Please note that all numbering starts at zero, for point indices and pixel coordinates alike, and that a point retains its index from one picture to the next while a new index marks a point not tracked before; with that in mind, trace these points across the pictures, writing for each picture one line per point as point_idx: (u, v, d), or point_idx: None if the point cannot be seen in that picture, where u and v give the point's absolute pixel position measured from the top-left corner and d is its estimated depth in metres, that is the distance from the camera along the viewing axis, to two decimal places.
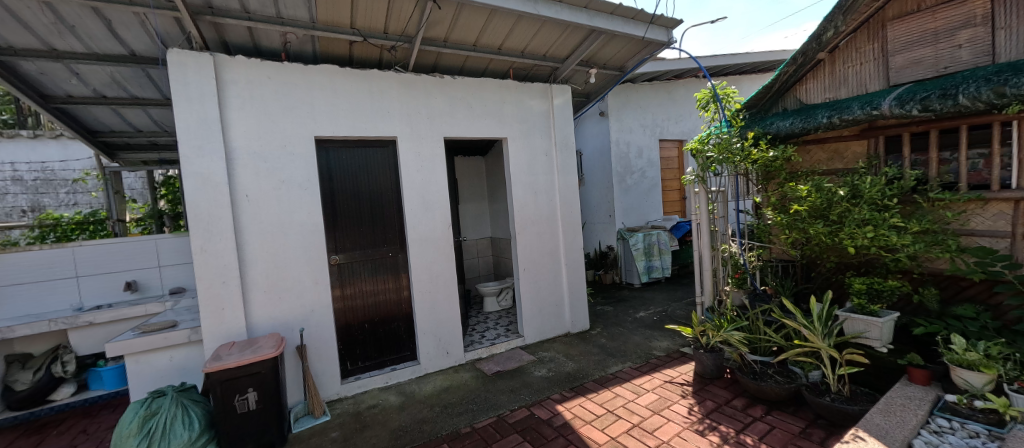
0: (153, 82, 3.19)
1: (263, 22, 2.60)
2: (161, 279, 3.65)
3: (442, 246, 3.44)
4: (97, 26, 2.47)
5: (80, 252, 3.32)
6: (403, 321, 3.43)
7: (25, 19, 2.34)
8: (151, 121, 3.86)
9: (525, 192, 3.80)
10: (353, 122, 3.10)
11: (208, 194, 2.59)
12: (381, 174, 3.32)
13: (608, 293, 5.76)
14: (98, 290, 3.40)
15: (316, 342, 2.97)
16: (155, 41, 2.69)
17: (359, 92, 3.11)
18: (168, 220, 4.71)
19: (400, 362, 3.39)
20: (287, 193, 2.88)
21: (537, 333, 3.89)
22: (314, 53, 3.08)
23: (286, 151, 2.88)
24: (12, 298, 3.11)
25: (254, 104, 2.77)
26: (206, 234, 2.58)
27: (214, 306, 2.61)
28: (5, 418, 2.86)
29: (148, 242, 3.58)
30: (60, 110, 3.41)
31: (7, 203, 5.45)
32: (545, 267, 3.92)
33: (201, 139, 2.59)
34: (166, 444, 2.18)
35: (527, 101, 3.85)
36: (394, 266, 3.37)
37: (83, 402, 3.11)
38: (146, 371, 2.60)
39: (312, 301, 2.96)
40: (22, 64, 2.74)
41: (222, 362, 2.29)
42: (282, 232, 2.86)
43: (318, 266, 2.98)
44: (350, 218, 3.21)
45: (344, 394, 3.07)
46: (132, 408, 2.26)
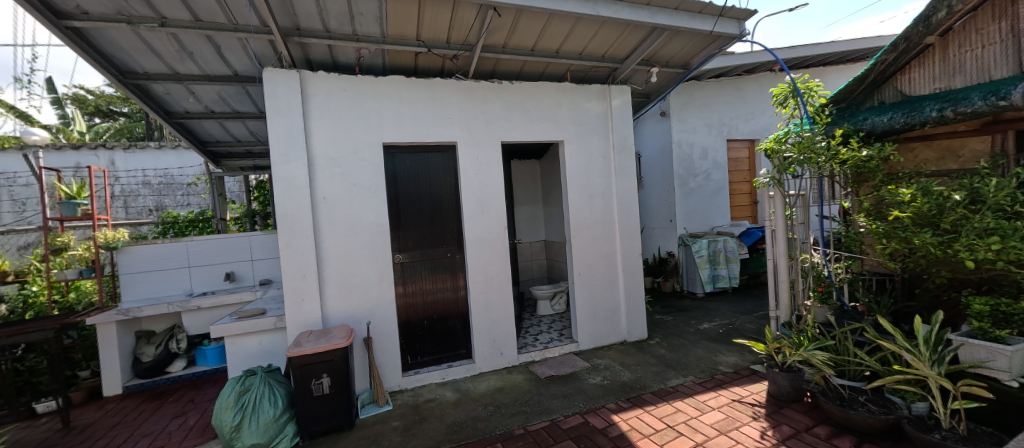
0: (250, 97, 3.62)
1: (340, 39, 2.85)
2: (253, 271, 4.11)
3: (497, 248, 3.51)
4: (209, 51, 2.88)
5: (192, 245, 3.85)
6: (459, 319, 3.54)
7: (158, 49, 2.79)
8: (248, 132, 4.37)
9: (580, 196, 3.75)
10: (417, 129, 3.28)
11: (293, 197, 2.89)
12: (441, 177, 3.47)
13: (667, 301, 5.48)
14: (205, 279, 3.91)
15: (381, 336, 3.16)
16: (253, 61, 3.06)
17: (423, 100, 3.29)
18: (259, 219, 5.32)
19: (456, 359, 3.50)
20: (358, 196, 3.11)
21: (592, 340, 3.81)
22: (384, 65, 3.31)
23: (357, 157, 3.11)
24: (142, 283, 3.70)
25: (331, 114, 3.04)
26: (290, 232, 2.88)
27: (295, 297, 2.89)
28: (135, 384, 3.41)
29: (244, 238, 4.05)
30: (180, 124, 3.99)
31: (139, 203, 6.49)
32: (601, 272, 3.83)
33: (287, 147, 2.89)
34: (255, 419, 2.45)
35: (584, 103, 3.80)
36: (452, 266, 3.50)
37: (192, 375, 3.58)
38: (241, 352, 2.95)
39: (376, 297, 3.16)
40: (153, 86, 3.27)
41: (301, 348, 2.53)
42: (353, 231, 3.09)
43: (383, 264, 3.17)
44: (412, 219, 3.39)
45: (404, 387, 3.24)
46: (230, 383, 2.56)
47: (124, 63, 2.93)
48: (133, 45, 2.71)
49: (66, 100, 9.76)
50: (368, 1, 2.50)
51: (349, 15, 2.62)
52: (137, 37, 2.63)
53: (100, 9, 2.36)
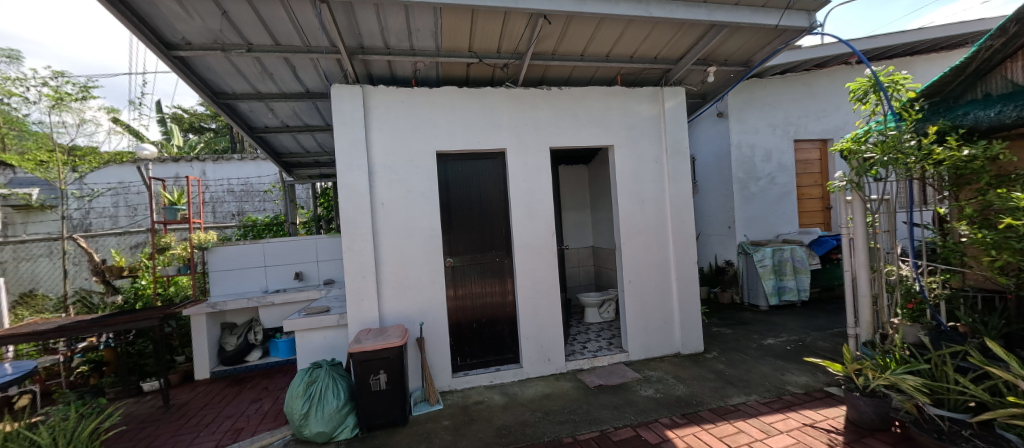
0: (319, 111, 3.95)
1: (399, 54, 3.04)
2: (318, 271, 4.44)
3: (545, 253, 3.51)
4: (286, 71, 3.19)
5: (268, 247, 4.24)
6: (507, 324, 3.57)
7: (244, 72, 3.14)
8: (316, 143, 4.76)
9: (631, 202, 3.65)
10: (468, 136, 3.38)
11: (355, 202, 3.09)
12: (491, 183, 3.55)
13: (725, 313, 5.15)
14: (278, 278, 4.29)
15: (433, 336, 3.28)
16: (322, 79, 3.34)
17: (474, 109, 3.39)
18: (324, 223, 5.76)
19: (503, 363, 3.54)
20: (413, 202, 3.27)
21: (642, 350, 3.68)
22: (438, 77, 3.46)
23: (413, 165, 3.28)
24: (227, 279, 4.14)
25: (389, 125, 3.23)
26: (352, 235, 3.08)
27: (356, 297, 3.09)
28: (221, 370, 3.81)
29: (311, 240, 4.40)
30: (260, 138, 4.44)
31: (224, 209, 7.28)
32: (652, 281, 3.70)
33: (351, 157, 3.11)
34: (321, 409, 2.63)
35: (635, 106, 3.71)
36: (500, 270, 3.55)
37: (267, 365, 3.93)
38: (308, 345, 3.20)
39: (429, 298, 3.28)
40: (240, 105, 3.67)
41: (361, 344, 2.69)
42: (408, 235, 3.25)
43: (435, 267, 3.30)
44: (463, 224, 3.49)
45: (454, 387, 3.33)
46: (299, 374, 2.78)
47: (217, 85, 3.33)
48: (225, 69, 3.07)
49: (170, 119, 11.28)
50: (424, 17, 2.64)
51: (407, 32, 2.79)
52: (228, 62, 2.98)
53: (200, 39, 2.71)
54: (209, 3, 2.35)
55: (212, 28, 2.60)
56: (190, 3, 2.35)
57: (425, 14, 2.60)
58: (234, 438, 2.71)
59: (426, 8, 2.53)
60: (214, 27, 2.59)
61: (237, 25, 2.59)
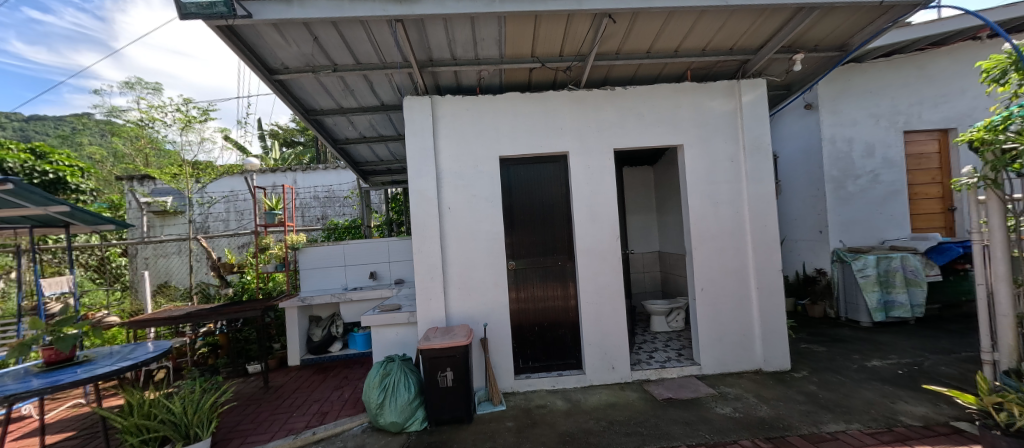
0: (392, 122, 4.25)
1: (464, 64, 3.17)
2: (390, 270, 4.75)
3: (609, 258, 3.41)
4: (364, 87, 3.48)
5: (347, 248, 4.64)
6: (570, 328, 3.53)
7: (330, 90, 3.49)
8: (389, 152, 5.12)
9: (703, 205, 3.42)
10: (530, 141, 3.41)
11: (424, 207, 3.27)
12: (554, 187, 3.56)
13: (816, 329, 4.60)
14: (356, 276, 4.67)
15: (496, 338, 3.34)
16: (396, 92, 3.59)
17: (536, 114, 3.42)
18: (395, 226, 6.17)
19: (566, 368, 3.49)
20: (478, 206, 3.37)
21: (717, 364, 3.41)
22: (501, 83, 3.56)
23: (477, 170, 3.38)
24: (314, 276, 4.60)
25: (456, 133, 3.38)
26: (421, 238, 3.26)
27: (425, 296, 3.26)
28: (309, 358, 4.25)
29: (384, 243, 4.72)
30: (341, 149, 4.88)
31: (312, 213, 8.10)
32: (728, 290, 3.42)
33: (421, 164, 3.30)
34: (394, 400, 2.80)
35: (707, 102, 3.48)
36: (563, 274, 3.52)
37: (346, 356, 4.31)
38: (383, 340, 3.43)
39: (492, 300, 3.35)
40: (326, 120, 4.07)
41: (430, 342, 2.82)
42: (473, 238, 3.35)
43: (498, 270, 3.36)
44: (526, 227, 3.53)
45: (516, 389, 3.36)
46: (375, 367, 2.99)
47: (308, 104, 3.73)
48: (314, 89, 3.44)
49: (268, 135, 12.88)
50: (489, 27, 2.73)
51: (473, 42, 2.91)
52: (317, 82, 3.33)
53: (296, 63, 3.06)
54: (303, 31, 2.65)
55: (305, 52, 2.93)
56: (288, 32, 2.67)
57: (490, 23, 2.69)
58: (320, 421, 2.99)
59: (491, 17, 2.62)
60: (307, 52, 2.92)
61: (325, 48, 2.89)
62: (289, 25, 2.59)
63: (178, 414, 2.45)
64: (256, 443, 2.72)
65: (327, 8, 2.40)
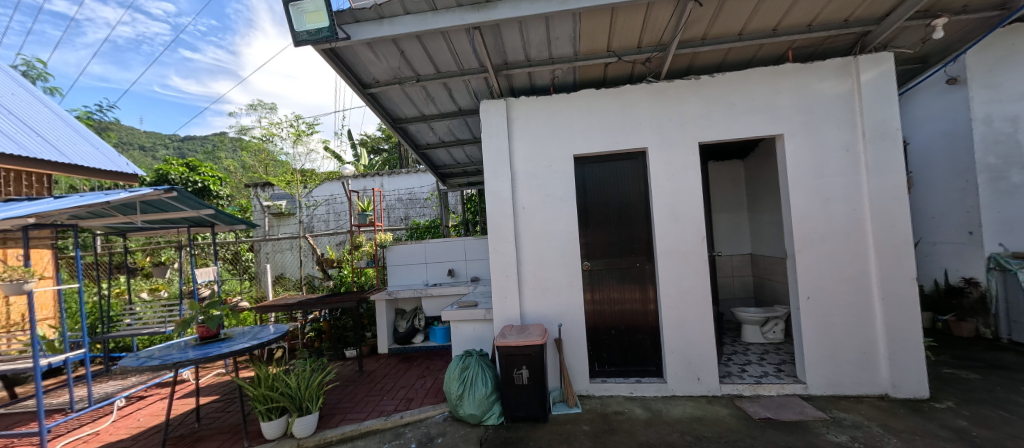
0: (468, 126, 4.43)
1: (538, 65, 3.19)
2: (467, 268, 4.95)
3: (694, 261, 3.17)
4: (444, 94, 3.68)
5: (428, 246, 4.96)
6: (649, 333, 3.35)
7: (413, 99, 3.76)
8: (465, 155, 5.34)
9: (808, 201, 3.01)
10: (606, 138, 3.31)
11: (500, 207, 3.36)
12: (631, 185, 3.41)
13: (962, 351, 3.80)
14: (435, 273, 4.97)
15: (571, 339, 3.30)
16: (473, 96, 3.74)
17: (612, 109, 3.30)
18: (470, 226, 6.46)
19: (645, 375, 3.32)
20: (553, 205, 3.35)
21: (827, 384, 2.98)
22: (575, 80, 3.52)
23: (551, 170, 3.37)
24: (400, 272, 4.99)
25: (530, 133, 3.40)
26: (497, 237, 3.35)
27: (501, 295, 3.34)
28: (395, 347, 4.62)
29: (461, 242, 4.95)
30: (423, 155, 5.22)
31: (396, 214, 8.89)
32: (841, 299, 2.97)
33: (496, 165, 3.39)
34: (472, 394, 2.91)
35: (815, 84, 3.05)
36: (641, 276, 3.36)
37: (428, 348, 4.59)
38: (460, 335, 3.59)
39: (566, 301, 3.32)
40: (409, 127, 4.39)
41: (506, 339, 2.88)
42: (547, 238, 3.35)
43: (573, 270, 3.32)
44: (602, 227, 3.43)
45: (592, 392, 3.29)
46: (455, 360, 3.13)
47: (395, 113, 4.05)
48: (400, 99, 3.72)
49: (359, 143, 14.30)
50: (564, 25, 2.71)
51: (547, 42, 2.91)
52: (403, 92, 3.60)
53: (385, 77, 3.34)
54: (391, 47, 2.89)
55: (392, 66, 3.18)
56: (379, 49, 2.93)
57: (565, 21, 2.67)
58: (407, 406, 3.23)
59: (566, 15, 2.60)
60: (394, 65, 3.17)
61: (410, 60, 3.11)
62: (380, 43, 2.85)
63: (294, 388, 2.84)
64: (354, 420, 3.03)
65: (412, 22, 2.58)
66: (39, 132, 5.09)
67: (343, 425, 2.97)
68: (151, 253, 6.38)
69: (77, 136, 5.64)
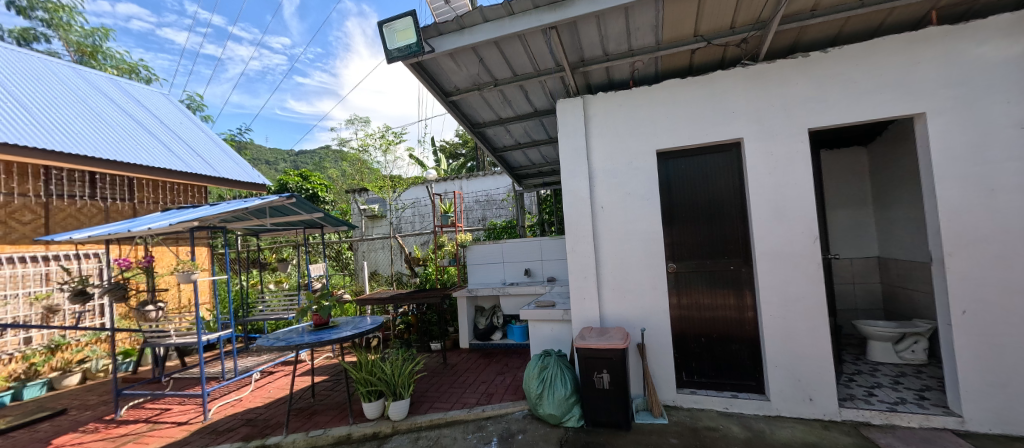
0: (544, 126, 4.45)
1: (617, 59, 3.09)
2: (543, 268, 4.97)
3: (803, 264, 2.78)
4: (521, 96, 3.74)
5: (505, 245, 5.08)
6: (747, 344, 3.02)
7: (491, 104, 3.89)
8: (541, 155, 5.35)
9: (963, 193, 2.46)
10: (693, 130, 3.07)
11: (577, 207, 3.31)
12: (723, 180, 3.11)
13: None
14: (512, 272, 5.07)
15: (655, 344, 3.12)
16: (549, 96, 3.75)
17: (700, 99, 3.04)
18: (546, 226, 6.49)
19: (743, 390, 3.00)
20: (633, 204, 3.21)
21: (994, 421, 2.39)
22: (657, 70, 3.34)
23: (631, 166, 3.22)
24: (479, 271, 5.19)
25: (608, 130, 3.29)
26: (575, 237, 3.31)
27: (579, 296, 3.29)
28: (475, 343, 4.82)
29: (537, 241, 4.97)
30: (500, 157, 5.36)
31: (475, 215, 9.35)
32: (1015, 315, 2.36)
33: (573, 164, 3.35)
34: (552, 394, 2.90)
35: (971, 48, 2.48)
36: (737, 281, 3.05)
37: (506, 346, 4.70)
38: (538, 334, 3.61)
39: (650, 304, 3.14)
40: (487, 131, 4.55)
41: (586, 341, 2.82)
42: (627, 238, 3.22)
43: (656, 273, 3.14)
44: (689, 226, 3.19)
45: (680, 404, 3.07)
46: (534, 359, 3.16)
47: (474, 119, 4.23)
48: (479, 104, 3.88)
49: (440, 149, 15.26)
50: (645, 14, 2.59)
51: (627, 34, 2.80)
52: (482, 98, 3.75)
53: (465, 84, 3.51)
54: (471, 54, 3.03)
55: (472, 73, 3.33)
56: (460, 58, 3.09)
57: (646, 10, 2.54)
58: (488, 401, 3.34)
59: (647, 3, 2.47)
60: (474, 72, 3.32)
61: (489, 66, 3.23)
62: (461, 52, 3.01)
63: (389, 374, 3.12)
64: (440, 409, 3.23)
65: (490, 30, 2.67)
66: (198, 152, 6.34)
67: (431, 412, 3.19)
68: (276, 251, 7.54)
69: (223, 153, 6.89)
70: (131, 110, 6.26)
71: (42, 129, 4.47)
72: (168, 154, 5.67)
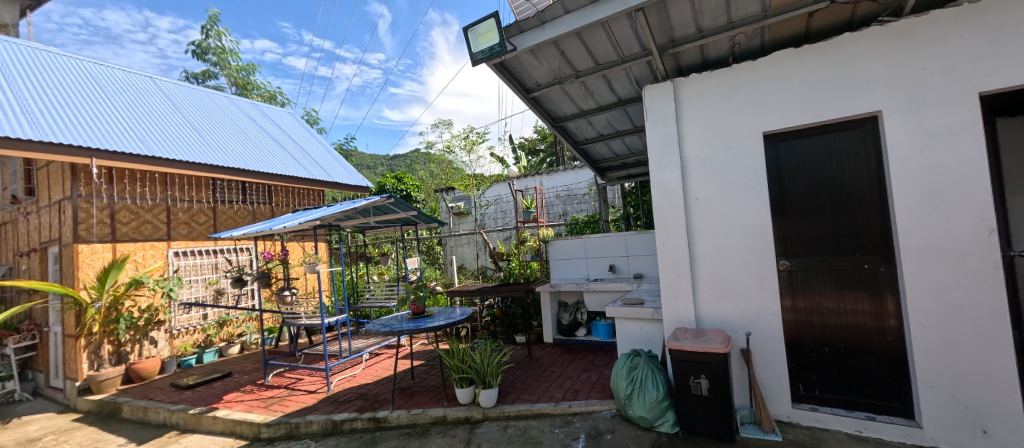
0: (629, 116, 4.24)
1: (713, 34, 2.79)
2: (629, 264, 4.76)
3: (972, 264, 2.22)
4: (603, 86, 3.62)
5: (588, 240, 4.99)
6: (887, 358, 2.52)
7: (573, 97, 3.83)
8: (625, 146, 5.11)
9: None
10: (811, 107, 2.65)
11: (668, 199, 3.10)
12: (853, 162, 2.63)
13: None
14: (596, 268, 4.95)
15: (764, 351, 2.79)
16: (634, 84, 3.56)
17: (821, 69, 2.61)
18: (631, 220, 6.21)
19: (882, 413, 2.52)
20: (735, 194, 2.89)
21: None
22: (763, 41, 2.95)
23: (732, 153, 2.90)
24: (561, 266, 5.18)
25: (703, 114, 3.00)
26: (665, 231, 3.10)
27: (671, 294, 3.08)
28: (559, 338, 4.83)
29: (622, 236, 4.78)
30: (582, 150, 5.24)
31: (556, 210, 9.36)
32: None
33: (663, 154, 3.13)
34: (643, 396, 2.77)
35: None
36: (873, 282, 2.56)
37: (591, 343, 4.62)
38: (625, 332, 3.48)
39: (757, 306, 2.81)
40: (568, 125, 4.49)
41: (680, 343, 2.64)
42: (727, 233, 2.91)
43: (764, 271, 2.79)
44: (807, 218, 2.77)
45: (796, 420, 2.70)
46: (622, 358, 3.05)
47: (555, 113, 4.21)
48: (560, 98, 3.85)
49: (519, 146, 15.56)
50: None
51: (725, 5, 2.52)
52: (563, 91, 3.71)
53: (547, 79, 3.51)
54: (553, 48, 3.02)
55: (553, 67, 3.32)
56: (542, 53, 3.11)
57: None
58: (574, 397, 3.33)
59: None
60: (555, 66, 3.30)
61: (570, 58, 3.19)
62: (542, 48, 3.02)
63: (479, 363, 3.28)
64: (527, 401, 3.31)
65: (572, 20, 2.62)
66: (316, 160, 7.38)
67: (518, 403, 3.29)
68: (378, 246, 8.46)
69: (335, 160, 7.91)
70: (268, 128, 7.54)
71: (209, 149, 5.63)
72: (295, 163, 6.71)
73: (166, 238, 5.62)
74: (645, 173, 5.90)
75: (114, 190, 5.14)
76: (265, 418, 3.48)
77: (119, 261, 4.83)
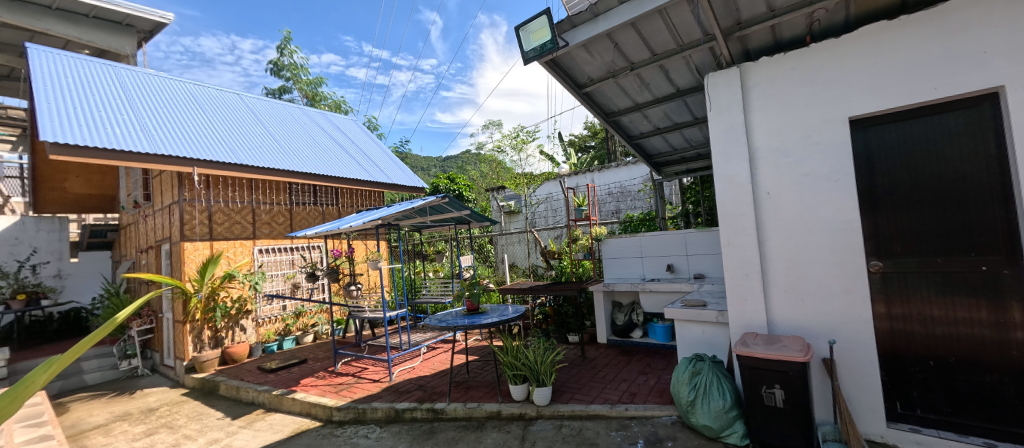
0: (689, 107, 4.01)
1: (787, 13, 2.55)
2: (689, 264, 4.51)
3: None
4: (660, 77, 3.46)
5: (643, 239, 4.80)
6: (1012, 375, 2.16)
7: (627, 90, 3.71)
8: (684, 139, 4.83)
9: None
10: (911, 86, 2.33)
11: (735, 194, 2.87)
12: (966, 148, 2.27)
13: None
14: (652, 268, 4.75)
15: (850, 362, 2.50)
16: (694, 73, 3.36)
17: (923, 43, 2.30)
18: (691, 217, 5.87)
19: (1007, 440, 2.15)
20: (814, 188, 2.62)
21: None
22: (847, 16, 2.64)
23: (811, 142, 2.62)
24: (615, 265, 5.03)
25: (776, 100, 2.74)
26: (731, 229, 2.88)
27: (738, 297, 2.86)
28: (613, 339, 4.72)
29: (681, 235, 4.55)
30: (636, 145, 5.05)
31: (608, 208, 9.13)
32: None
33: (728, 145, 2.90)
34: (707, 403, 2.61)
35: None
36: (993, 287, 2.19)
37: (647, 345, 4.46)
38: (686, 336, 3.29)
39: (841, 311, 2.53)
40: (622, 119, 4.34)
41: (750, 349, 2.44)
42: (805, 230, 2.65)
43: (851, 272, 2.50)
44: (905, 213, 2.42)
45: (892, 441, 2.39)
46: (682, 362, 2.88)
47: (608, 108, 4.10)
48: (614, 92, 3.75)
49: (569, 144, 15.41)
50: None
51: None
52: (617, 85, 3.60)
53: (600, 73, 3.42)
54: (606, 41, 2.95)
55: (607, 61, 3.23)
56: (595, 47, 3.04)
57: None
58: (630, 400, 3.23)
59: None
60: (608, 59, 3.21)
61: (624, 50, 3.09)
62: (595, 41, 2.96)
63: (532, 361, 3.30)
64: (581, 401, 3.26)
65: (627, 11, 2.53)
66: (377, 164, 7.86)
67: (571, 403, 3.25)
68: (432, 244, 8.81)
69: (393, 163, 8.37)
70: (334, 136, 8.17)
71: (285, 156, 6.22)
72: (358, 167, 7.20)
73: (251, 237, 6.29)
74: (706, 167, 5.53)
75: (212, 194, 5.93)
76: (337, 402, 3.78)
77: (216, 257, 5.53)
